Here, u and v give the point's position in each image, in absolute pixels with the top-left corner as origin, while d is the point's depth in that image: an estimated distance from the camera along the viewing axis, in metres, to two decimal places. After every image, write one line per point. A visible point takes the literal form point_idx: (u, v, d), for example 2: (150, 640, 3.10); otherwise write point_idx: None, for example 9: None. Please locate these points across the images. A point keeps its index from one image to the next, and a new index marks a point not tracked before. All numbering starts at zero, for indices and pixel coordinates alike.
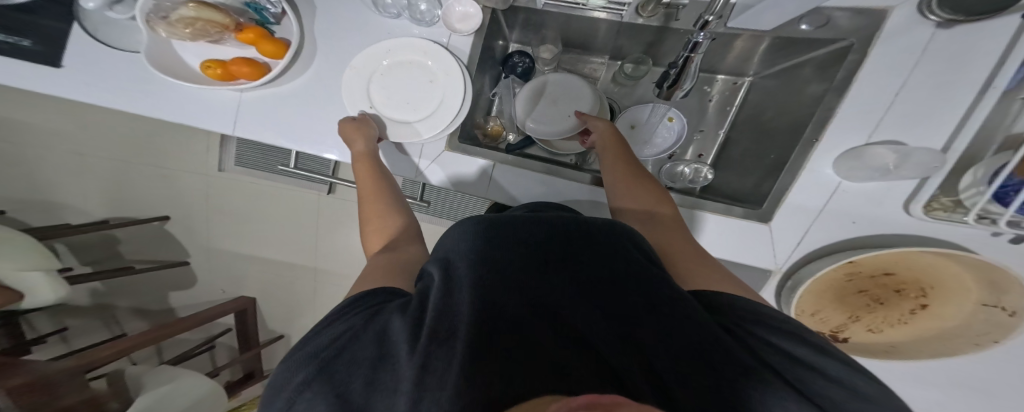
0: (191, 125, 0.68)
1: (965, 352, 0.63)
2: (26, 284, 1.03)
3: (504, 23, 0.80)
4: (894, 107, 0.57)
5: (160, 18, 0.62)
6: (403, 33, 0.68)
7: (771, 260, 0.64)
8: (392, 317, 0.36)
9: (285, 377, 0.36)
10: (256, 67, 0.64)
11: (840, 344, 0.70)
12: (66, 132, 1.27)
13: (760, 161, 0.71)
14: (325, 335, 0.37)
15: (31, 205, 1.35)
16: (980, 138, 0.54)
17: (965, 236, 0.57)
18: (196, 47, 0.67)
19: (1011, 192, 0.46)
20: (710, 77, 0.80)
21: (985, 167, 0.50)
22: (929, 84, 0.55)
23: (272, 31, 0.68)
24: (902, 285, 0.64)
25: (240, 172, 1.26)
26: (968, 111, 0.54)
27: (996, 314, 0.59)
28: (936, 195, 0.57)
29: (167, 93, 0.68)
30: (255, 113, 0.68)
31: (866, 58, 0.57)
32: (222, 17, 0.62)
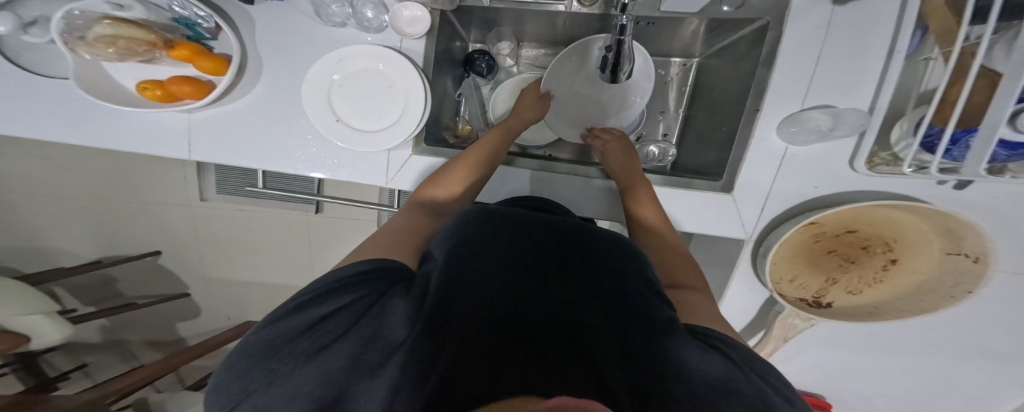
0: (150, 152, 0.69)
1: (942, 307, 0.62)
2: (28, 326, 1.03)
3: (459, 24, 0.80)
4: (817, 75, 0.58)
5: (78, 38, 0.60)
6: (353, 42, 0.68)
7: (740, 230, 0.64)
8: (393, 298, 0.35)
9: (259, 347, 0.32)
10: (197, 85, 0.64)
11: (823, 310, 0.69)
12: (41, 176, 1.25)
13: (715, 134, 0.71)
14: (316, 308, 0.34)
15: (31, 252, 1.35)
16: (899, 97, 0.55)
17: (921, 190, 0.57)
18: (130, 70, 0.67)
19: (936, 140, 0.47)
20: (665, 60, 0.81)
21: (908, 120, 0.51)
22: (844, 53, 0.56)
23: (210, 46, 0.67)
24: (868, 241, 0.65)
25: (224, 199, 1.27)
26: (881, 74, 0.55)
27: (962, 262, 0.59)
28: (874, 151, 0.57)
29: (117, 130, 0.69)
30: (208, 134, 0.69)
31: (783, 36, 0.58)
32: (146, 33, 0.61)
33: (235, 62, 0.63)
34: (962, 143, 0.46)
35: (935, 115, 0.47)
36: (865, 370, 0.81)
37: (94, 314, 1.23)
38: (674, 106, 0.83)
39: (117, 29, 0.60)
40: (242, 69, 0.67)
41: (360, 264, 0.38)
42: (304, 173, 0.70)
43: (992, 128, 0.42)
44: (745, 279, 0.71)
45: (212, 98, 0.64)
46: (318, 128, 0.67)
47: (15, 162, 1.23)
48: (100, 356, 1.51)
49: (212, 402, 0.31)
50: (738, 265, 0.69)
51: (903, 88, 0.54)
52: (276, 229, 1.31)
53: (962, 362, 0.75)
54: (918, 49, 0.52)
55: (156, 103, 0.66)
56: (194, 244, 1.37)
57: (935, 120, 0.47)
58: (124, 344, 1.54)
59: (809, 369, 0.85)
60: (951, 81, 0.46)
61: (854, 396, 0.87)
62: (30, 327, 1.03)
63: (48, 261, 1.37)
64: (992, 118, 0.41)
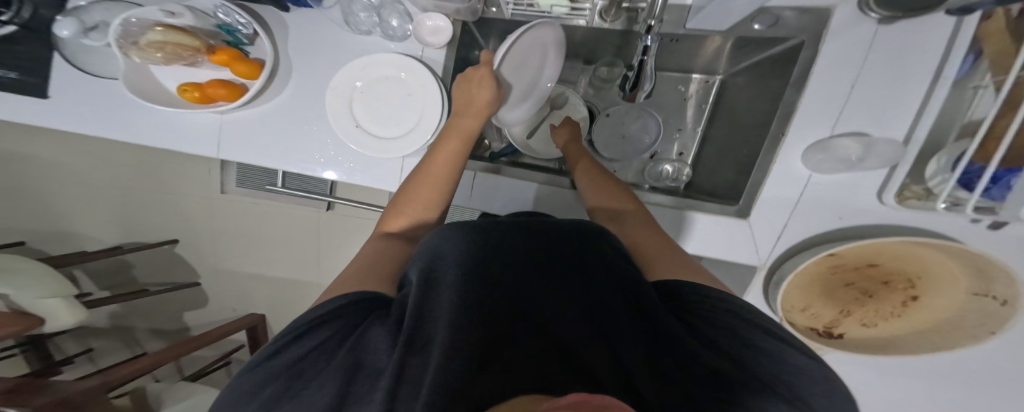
0: (180, 150, 0.70)
1: (963, 346, 0.61)
2: (45, 309, 1.05)
3: (479, 34, 0.81)
4: (852, 99, 0.57)
5: (131, 43, 0.62)
6: (378, 49, 0.69)
7: (753, 256, 0.63)
8: (372, 326, 0.36)
9: (250, 389, 0.34)
10: (232, 88, 0.65)
11: (834, 341, 0.68)
12: (68, 162, 1.29)
13: (734, 157, 0.70)
14: (298, 345, 0.35)
15: (53, 235, 1.38)
16: (942, 125, 0.53)
17: (947, 227, 0.56)
18: (174, 72, 0.69)
19: (975, 178, 0.46)
20: (684, 76, 0.81)
21: (947, 155, 0.50)
22: (882, 78, 0.55)
23: (247, 51, 0.69)
24: (890, 276, 0.62)
25: (242, 192, 1.28)
26: (924, 100, 0.54)
27: (988, 304, 0.57)
28: (907, 183, 0.55)
29: (151, 127, 0.70)
30: (238, 134, 0.70)
31: (819, 55, 0.57)
32: (192, 40, 0.63)
33: (268, 66, 0.64)
34: (1003, 182, 0.44)
35: (977, 151, 0.46)
36: (876, 406, 0.79)
37: (108, 300, 1.25)
38: (692, 125, 0.82)
39: (166, 35, 0.61)
40: (273, 72, 0.69)
41: (332, 300, 0.38)
42: (325, 175, 0.70)
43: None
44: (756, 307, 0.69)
45: (245, 100, 0.66)
46: (339, 134, 0.67)
47: (45, 147, 1.27)
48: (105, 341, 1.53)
49: None
50: (749, 291, 0.67)
51: (944, 117, 0.53)
52: (288, 225, 1.33)
53: (982, 406, 0.72)
54: (967, 76, 0.51)
55: (194, 105, 0.67)
56: (207, 235, 1.39)
57: (976, 157, 0.46)
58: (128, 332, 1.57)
59: None
60: (998, 116, 0.45)
61: None
62: (46, 311, 1.05)
63: (71, 245, 1.40)
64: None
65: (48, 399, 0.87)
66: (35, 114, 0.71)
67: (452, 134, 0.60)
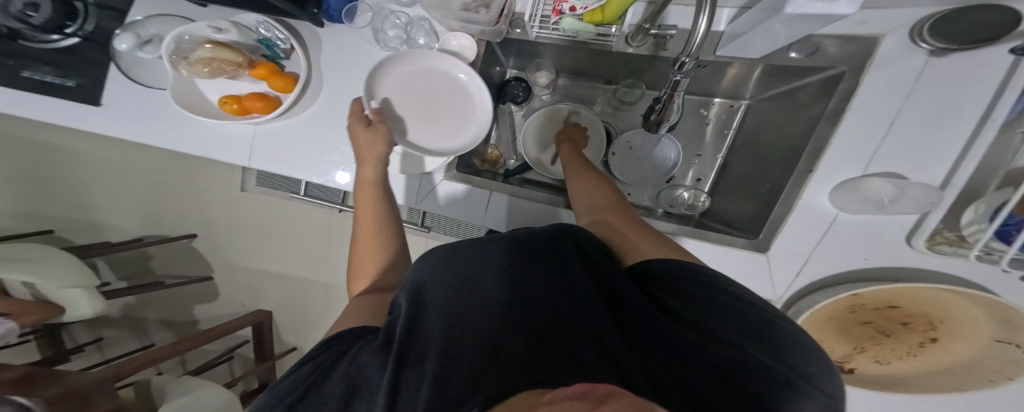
0: (200, 155, 0.72)
1: (977, 388, 0.60)
2: (69, 300, 1.08)
3: (502, 52, 0.82)
4: (888, 138, 0.56)
5: (181, 59, 0.66)
6: (404, 65, 0.71)
7: (770, 291, 0.63)
8: (364, 351, 0.37)
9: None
10: (267, 101, 0.68)
11: (845, 375, 0.68)
12: (102, 155, 1.33)
13: (756, 190, 0.70)
14: (302, 380, 0.37)
15: (79, 226, 1.35)
16: (982, 172, 0.52)
17: (974, 274, 0.55)
18: (216, 85, 0.71)
19: (1014, 230, 0.45)
20: (706, 101, 0.81)
21: (986, 204, 0.49)
22: (927, 115, 0.54)
23: (282, 65, 0.72)
24: (909, 318, 0.62)
25: (262, 191, 1.31)
26: (968, 140, 0.53)
27: (1011, 351, 0.56)
28: (940, 229, 0.55)
29: (185, 135, 0.72)
30: (264, 146, 0.71)
31: (859, 87, 0.56)
32: (235, 55, 0.66)
33: (302, 80, 0.67)
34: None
35: (1018, 203, 0.45)
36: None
37: (125, 290, 1.25)
38: (711, 151, 0.83)
39: (213, 51, 0.65)
40: (304, 86, 0.71)
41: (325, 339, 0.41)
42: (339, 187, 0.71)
43: None
44: None
45: (278, 112, 0.68)
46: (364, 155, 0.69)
47: (77, 138, 1.30)
48: (116, 330, 1.50)
49: None
50: None
51: (988, 164, 0.51)
52: (309, 224, 1.37)
53: None
54: (1015, 119, 0.49)
55: (231, 116, 0.70)
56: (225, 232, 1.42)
57: (1017, 209, 0.45)
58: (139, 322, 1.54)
59: None
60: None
61: None
62: (69, 302, 1.08)
63: (94, 235, 1.37)
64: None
65: (61, 388, 0.88)
66: (75, 115, 0.73)
67: (362, 187, 0.61)
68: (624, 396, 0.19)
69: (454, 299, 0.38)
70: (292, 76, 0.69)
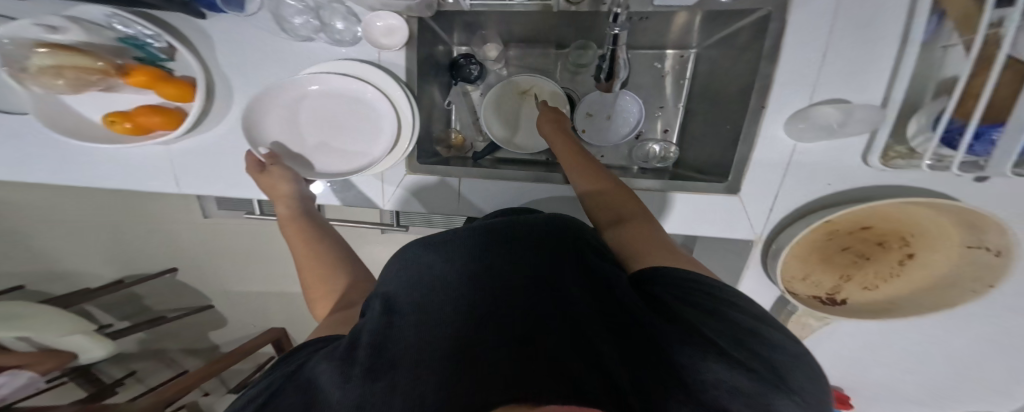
0: (133, 187, 0.70)
1: (961, 301, 0.60)
2: (80, 345, 1.05)
3: (441, 28, 0.77)
4: (826, 67, 0.54)
5: (22, 72, 0.56)
6: (328, 56, 0.65)
7: (748, 231, 0.63)
8: (326, 362, 0.35)
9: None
10: (167, 116, 0.61)
11: (838, 308, 0.66)
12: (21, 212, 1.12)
13: (718, 133, 0.68)
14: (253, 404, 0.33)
15: (50, 277, 1.26)
16: (917, 83, 0.51)
17: (945, 182, 0.54)
18: (90, 99, 0.64)
19: (957, 136, 0.45)
20: (660, 53, 0.78)
21: (926, 114, 0.48)
22: (855, 32, 0.52)
23: (165, 67, 0.63)
24: (883, 237, 0.61)
25: (228, 215, 1.18)
26: (893, 62, 0.52)
27: (984, 256, 0.56)
28: (890, 144, 0.53)
29: (108, 169, 0.69)
30: (188, 164, 0.69)
31: (786, 25, 0.54)
32: (93, 61, 0.56)
33: (201, 85, 0.60)
34: (986, 137, 0.43)
35: (956, 109, 0.44)
36: (888, 362, 0.78)
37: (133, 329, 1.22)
38: (672, 101, 0.80)
39: (59, 59, 0.55)
40: (209, 92, 0.65)
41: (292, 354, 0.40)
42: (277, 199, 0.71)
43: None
44: (758, 278, 0.68)
45: (184, 126, 0.63)
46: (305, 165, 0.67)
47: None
48: (145, 363, 1.54)
49: None
50: (747, 265, 0.66)
51: (919, 77, 0.50)
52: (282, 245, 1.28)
53: (1002, 352, 0.71)
54: (934, 36, 0.48)
55: (131, 136, 0.63)
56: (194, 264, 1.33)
57: (955, 117, 0.44)
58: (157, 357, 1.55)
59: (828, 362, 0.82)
60: (973, 74, 0.42)
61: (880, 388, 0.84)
62: (81, 347, 1.05)
63: (71, 284, 1.29)
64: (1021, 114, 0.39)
65: None
66: (17, 160, 0.69)
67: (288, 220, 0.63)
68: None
69: (425, 299, 0.37)
70: (183, 80, 0.62)
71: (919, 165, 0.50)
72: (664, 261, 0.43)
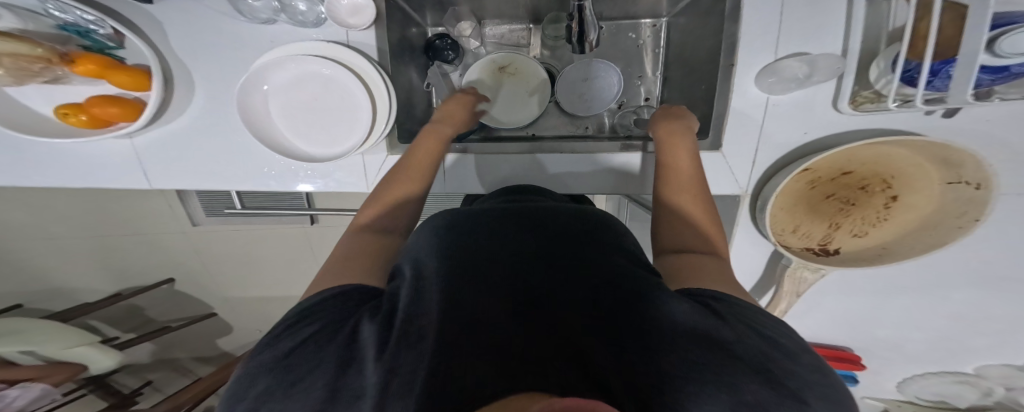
0: (105, 185, 0.69)
1: (951, 240, 0.59)
2: (85, 357, 1.04)
3: (411, 9, 0.76)
4: (785, 25, 0.54)
5: None
6: (293, 39, 0.63)
7: (734, 186, 0.62)
8: (363, 320, 0.33)
9: (235, 393, 0.30)
10: (123, 105, 0.61)
11: (830, 257, 0.66)
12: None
13: (696, 94, 0.68)
14: (284, 341, 0.31)
15: (47, 292, 1.24)
16: (871, 38, 0.52)
17: (919, 122, 0.54)
18: (37, 91, 0.63)
19: (915, 75, 0.45)
20: (634, 23, 0.78)
21: (885, 58, 0.49)
22: None
23: (118, 55, 0.62)
24: (865, 181, 0.61)
25: (218, 222, 1.14)
26: (847, 14, 0.52)
27: (964, 191, 0.56)
28: (857, 91, 0.54)
29: (76, 169, 0.69)
30: (155, 157, 0.68)
31: None
32: (32, 48, 0.55)
33: (155, 72, 0.59)
34: (943, 74, 0.43)
35: (908, 50, 0.45)
36: (887, 312, 0.79)
37: (140, 337, 1.22)
38: (650, 69, 0.79)
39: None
40: (167, 82, 0.64)
41: (323, 294, 0.36)
42: (252, 188, 0.70)
43: (972, 56, 0.39)
44: (750, 236, 0.68)
45: (142, 117, 0.62)
46: (288, 151, 0.66)
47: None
48: (159, 372, 1.53)
49: None
50: (736, 223, 0.66)
51: (871, 30, 0.51)
52: (273, 249, 1.24)
53: (998, 295, 0.71)
54: None
55: (86, 129, 0.63)
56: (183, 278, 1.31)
57: (909, 57, 0.45)
58: (160, 371, 1.53)
59: (829, 318, 0.83)
60: (916, 20, 0.44)
61: (882, 339, 0.84)
62: (87, 359, 1.04)
63: (69, 299, 1.28)
64: (969, 48, 0.39)
65: None
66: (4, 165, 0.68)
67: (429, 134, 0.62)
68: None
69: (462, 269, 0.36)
70: (136, 68, 0.61)
71: (886, 106, 0.49)
72: (717, 276, 0.41)
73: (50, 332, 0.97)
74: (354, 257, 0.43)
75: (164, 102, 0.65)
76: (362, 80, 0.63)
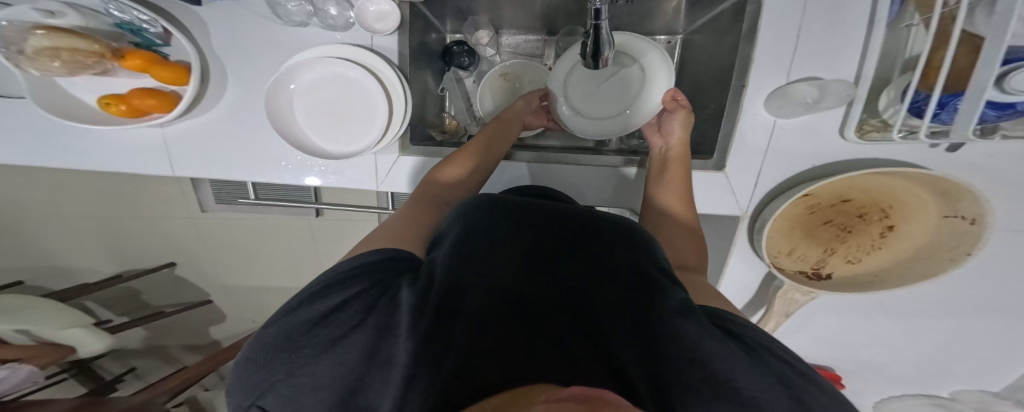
0: (128, 170, 0.71)
1: (942, 270, 0.61)
2: (72, 338, 1.02)
3: (433, 15, 0.78)
4: (800, 50, 0.56)
5: (17, 52, 0.58)
6: (321, 41, 0.66)
7: (734, 206, 0.64)
8: (399, 289, 0.36)
9: (279, 338, 0.34)
10: (160, 97, 0.63)
11: (823, 282, 0.68)
12: (17, 209, 1.13)
13: (702, 113, 0.69)
14: (327, 299, 0.35)
15: (52, 270, 1.26)
16: (886, 65, 0.53)
17: (918, 154, 0.56)
18: (85, 83, 0.66)
19: (923, 106, 0.47)
20: (648, 39, 0.79)
21: (895, 88, 0.50)
22: (826, 13, 0.54)
23: (164, 53, 0.65)
24: (864, 209, 0.63)
25: (225, 209, 1.16)
26: (866, 41, 0.53)
27: (959, 225, 0.58)
28: (865, 118, 0.55)
29: (96, 153, 0.71)
30: (180, 146, 0.70)
31: (763, 7, 0.55)
32: (89, 43, 0.59)
33: (194, 68, 0.61)
34: (950, 107, 0.45)
35: (920, 81, 0.46)
36: (879, 337, 0.80)
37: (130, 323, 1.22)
38: None
39: (54, 40, 0.57)
40: (203, 77, 0.66)
41: (368, 256, 0.40)
42: (268, 179, 0.72)
43: (979, 92, 0.41)
44: (744, 255, 0.70)
45: (178, 110, 0.64)
46: (306, 146, 0.67)
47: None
48: (145, 359, 1.53)
49: (252, 373, 0.33)
50: (733, 242, 0.68)
51: (887, 55, 0.53)
52: (277, 240, 1.25)
53: (984, 324, 0.73)
54: (899, 15, 0.50)
55: (125, 119, 0.66)
56: (186, 264, 1.32)
57: (921, 87, 0.46)
58: (151, 356, 1.53)
59: (820, 341, 0.83)
60: (933, 50, 0.45)
61: (870, 364, 0.85)
62: (72, 340, 1.03)
63: (71, 278, 1.29)
64: (980, 80, 0.40)
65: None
66: (20, 144, 0.70)
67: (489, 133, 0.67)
68: (621, 405, 0.20)
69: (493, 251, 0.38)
70: (180, 64, 0.64)
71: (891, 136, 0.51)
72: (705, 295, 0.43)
73: (44, 312, 0.98)
74: (377, 235, 0.46)
75: (198, 95, 0.67)
76: (381, 82, 0.65)
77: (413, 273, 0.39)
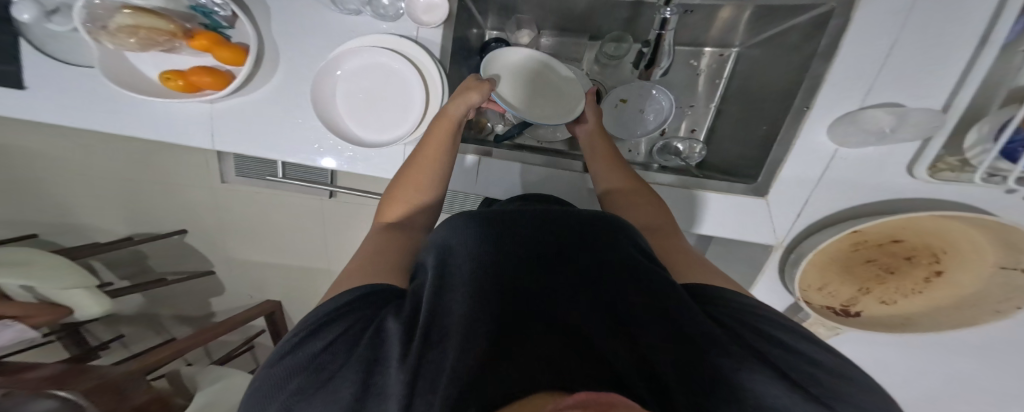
0: (173, 141, 0.70)
1: (985, 321, 0.60)
2: (72, 300, 1.02)
3: (477, 10, 0.77)
4: (883, 74, 0.53)
5: (100, 27, 0.59)
6: (370, 30, 0.65)
7: (770, 235, 0.61)
8: (384, 321, 0.34)
9: (270, 391, 0.32)
10: (217, 76, 0.63)
11: (852, 319, 0.66)
12: (42, 163, 1.14)
13: (753, 133, 0.67)
14: (312, 343, 0.33)
15: (67, 226, 1.27)
16: (985, 93, 0.51)
17: (984, 197, 0.53)
18: (152, 58, 0.67)
19: (1019, 147, 0.44)
20: (697, 50, 0.75)
21: (990, 123, 0.47)
22: (920, 39, 0.51)
23: (228, 35, 0.66)
24: (913, 252, 0.60)
25: (243, 183, 1.15)
26: (970, 64, 0.50)
27: (1015, 277, 0.55)
28: (942, 155, 0.54)
29: (112, 119, 0.70)
30: (226, 122, 0.69)
31: (850, 22, 0.53)
32: (166, 23, 0.61)
33: (251, 50, 0.61)
34: None
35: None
36: (895, 374, 0.78)
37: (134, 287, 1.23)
38: (704, 101, 0.77)
39: (138, 18, 0.59)
40: (258, 57, 0.65)
41: (350, 294, 0.38)
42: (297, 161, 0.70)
43: None
44: (768, 283, 0.68)
45: (232, 88, 0.64)
46: (337, 132, 0.65)
47: (12, 133, 1.08)
48: (134, 327, 1.54)
49: None
50: (761, 271, 0.66)
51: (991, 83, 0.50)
52: (292, 218, 1.24)
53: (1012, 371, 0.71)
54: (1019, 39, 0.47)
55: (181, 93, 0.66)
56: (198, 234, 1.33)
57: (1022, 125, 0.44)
58: (148, 322, 1.55)
59: None
60: None
61: None
62: (72, 302, 1.02)
63: (84, 236, 1.29)
64: None
65: (96, 380, 0.83)
66: (43, 99, 0.70)
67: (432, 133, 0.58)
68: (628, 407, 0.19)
69: (482, 272, 0.36)
70: (240, 46, 0.64)
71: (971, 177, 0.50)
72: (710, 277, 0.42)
73: (46, 271, 0.97)
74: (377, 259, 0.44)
75: (251, 74, 0.66)
76: (421, 74, 0.64)
77: (400, 301, 0.37)
